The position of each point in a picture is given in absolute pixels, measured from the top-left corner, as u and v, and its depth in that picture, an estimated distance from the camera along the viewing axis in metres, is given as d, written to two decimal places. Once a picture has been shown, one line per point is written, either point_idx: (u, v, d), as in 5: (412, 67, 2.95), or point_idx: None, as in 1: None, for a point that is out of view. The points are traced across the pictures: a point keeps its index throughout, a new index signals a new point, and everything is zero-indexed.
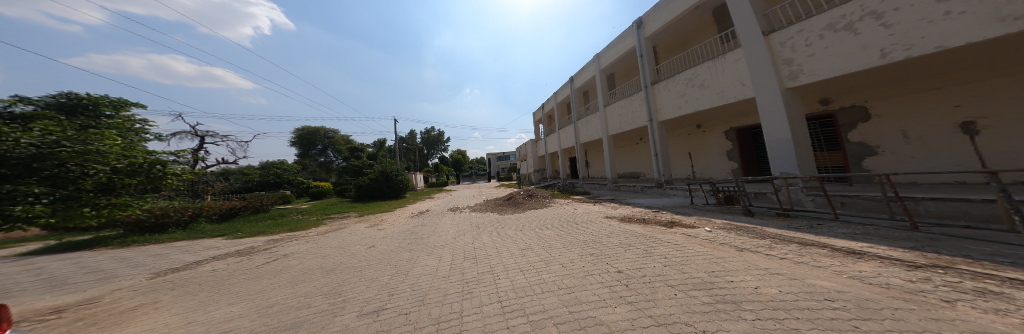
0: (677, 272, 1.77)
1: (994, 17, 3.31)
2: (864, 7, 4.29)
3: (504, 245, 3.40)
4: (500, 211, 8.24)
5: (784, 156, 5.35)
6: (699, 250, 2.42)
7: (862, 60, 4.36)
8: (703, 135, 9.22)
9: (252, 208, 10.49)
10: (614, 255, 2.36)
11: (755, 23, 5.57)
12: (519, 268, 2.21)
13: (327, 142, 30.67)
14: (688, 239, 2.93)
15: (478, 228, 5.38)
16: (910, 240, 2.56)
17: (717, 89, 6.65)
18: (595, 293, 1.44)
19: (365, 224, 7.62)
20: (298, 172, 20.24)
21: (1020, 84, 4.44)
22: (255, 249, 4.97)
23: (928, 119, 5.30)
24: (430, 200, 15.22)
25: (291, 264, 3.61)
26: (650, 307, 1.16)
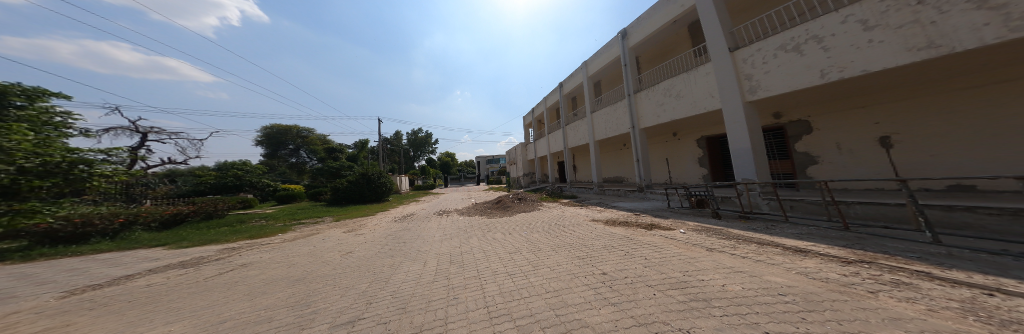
0: (656, 272, 1.89)
1: (904, 47, 3.94)
2: (808, 32, 4.91)
3: (493, 249, 3.39)
4: (488, 214, 8.17)
5: (746, 163, 5.92)
6: (675, 250, 2.61)
7: (807, 78, 4.97)
8: (678, 143, 9.92)
9: (204, 213, 9.55)
10: (600, 258, 2.46)
11: (723, 40, 6.15)
12: (507, 272, 2.22)
13: (300, 142, 28.23)
14: (665, 241, 3.14)
15: (466, 232, 5.30)
16: (844, 239, 2.97)
17: (690, 99, 7.20)
18: (581, 295, 1.49)
19: (341, 229, 7.15)
20: (261, 175, 18.57)
21: (922, 105, 5.33)
22: (205, 260, 4.45)
23: (857, 133, 6.15)
24: (413, 204, 14.66)
25: (249, 275, 3.27)
26: (631, 307, 1.23)
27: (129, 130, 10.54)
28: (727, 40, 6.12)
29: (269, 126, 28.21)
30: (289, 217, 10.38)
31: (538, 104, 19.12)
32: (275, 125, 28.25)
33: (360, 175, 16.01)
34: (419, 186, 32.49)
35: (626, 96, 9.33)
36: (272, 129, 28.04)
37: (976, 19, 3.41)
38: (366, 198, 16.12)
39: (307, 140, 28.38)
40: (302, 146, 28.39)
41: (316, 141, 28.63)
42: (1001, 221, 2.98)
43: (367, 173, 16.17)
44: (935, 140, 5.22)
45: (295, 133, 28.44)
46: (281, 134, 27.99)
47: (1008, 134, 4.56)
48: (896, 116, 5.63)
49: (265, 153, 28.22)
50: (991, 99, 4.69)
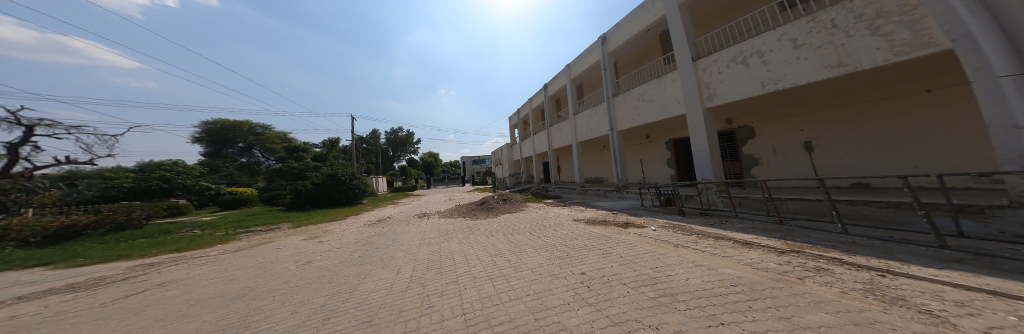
0: (630, 270, 2.05)
1: (823, 65, 4.69)
2: (753, 46, 5.59)
3: (474, 252, 3.37)
4: (472, 216, 8.07)
5: (705, 164, 6.60)
6: (647, 247, 2.85)
7: (752, 89, 5.68)
8: (650, 144, 10.70)
9: (113, 223, 8.04)
10: (580, 257, 2.59)
11: (688, 49, 6.71)
12: (488, 276, 2.22)
13: (254, 140, 24.92)
14: (638, 238, 3.41)
15: (448, 235, 5.17)
16: (781, 231, 3.49)
17: (660, 105, 7.78)
18: (560, 297, 1.56)
19: (301, 236, 6.51)
20: (200, 176, 16.02)
21: (834, 116, 6.42)
22: (109, 280, 3.71)
23: (787, 139, 7.23)
24: (390, 206, 13.89)
25: (169, 295, 2.81)
26: (607, 307, 1.32)
27: (3, 122, 8.24)
28: (691, 50, 6.71)
29: (212, 121, 24.27)
30: (235, 224, 9.06)
31: (523, 105, 19.23)
32: (221, 120, 24.45)
33: (327, 177, 14.62)
34: (397, 187, 30.71)
35: (606, 100, 9.81)
36: (216, 125, 24.22)
37: (871, 44, 4.17)
38: (333, 201, 14.72)
39: (261, 138, 25.08)
40: (255, 144, 24.94)
41: (273, 139, 25.44)
42: (889, 212, 3.74)
43: (335, 173, 14.78)
44: (843, 145, 6.33)
45: (247, 129, 24.96)
46: (227, 130, 24.30)
47: (891, 139, 5.72)
48: (817, 125, 6.70)
49: (206, 152, 24.06)
50: (881, 112, 5.81)
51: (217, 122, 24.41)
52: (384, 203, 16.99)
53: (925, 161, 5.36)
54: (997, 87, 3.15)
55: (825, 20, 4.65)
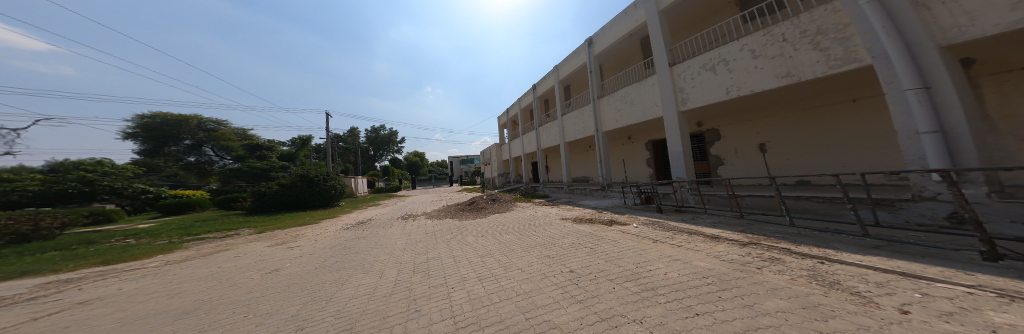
0: (615, 266, 2.17)
1: (776, 75, 5.26)
2: (720, 55, 6.10)
3: (463, 253, 3.33)
4: (460, 216, 7.95)
5: (680, 164, 7.12)
6: (629, 244, 3.03)
7: (718, 94, 6.20)
8: (632, 145, 11.28)
9: (14, 234, 6.69)
10: (569, 256, 2.68)
11: (665, 55, 7.12)
12: (477, 277, 2.21)
13: (204, 136, 21.24)
14: (622, 235, 3.61)
15: (435, 236, 5.04)
16: (741, 225, 3.93)
17: (641, 107, 8.20)
18: (550, 295, 1.61)
19: (267, 242, 5.92)
20: (135, 177, 13.99)
21: (783, 121, 7.28)
22: (11, 300, 3.07)
23: (746, 141, 8.06)
24: (370, 208, 13.14)
25: (97, 313, 2.41)
26: (595, 303, 1.40)
27: None
28: (667, 56, 7.13)
29: (148, 114, 19.91)
30: (181, 231, 7.90)
31: (512, 105, 19.23)
32: (159, 113, 20.21)
33: (297, 176, 13.55)
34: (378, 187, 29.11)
35: (593, 101, 10.16)
36: (153, 118, 19.92)
37: (813, 58, 4.76)
38: (304, 204, 13.61)
39: (214, 134, 21.43)
40: (206, 141, 21.28)
41: (230, 135, 21.91)
42: (822, 205, 4.39)
43: (306, 174, 13.68)
44: (790, 148, 7.19)
45: (195, 124, 21.21)
46: (170, 124, 20.34)
47: (826, 143, 6.58)
48: (769, 129, 7.55)
49: (141, 150, 19.78)
50: (817, 118, 6.70)
51: (155, 115, 20.12)
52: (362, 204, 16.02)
53: (851, 161, 6.26)
54: (906, 99, 3.79)
55: (778, 33, 5.20)
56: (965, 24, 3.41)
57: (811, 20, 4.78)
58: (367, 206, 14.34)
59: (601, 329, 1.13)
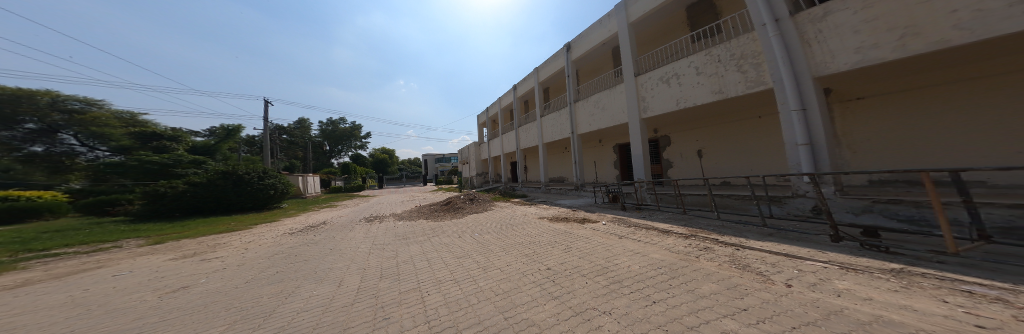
0: (587, 262, 2.36)
1: (712, 91, 6.19)
2: (673, 70, 6.96)
3: (439, 256, 3.27)
4: (436, 218, 7.69)
5: (640, 166, 7.86)
6: (598, 239, 3.39)
7: (670, 105, 7.07)
8: (602, 147, 12.12)
9: None
10: (546, 253, 2.85)
11: (632, 66, 7.89)
12: (454, 279, 2.18)
13: (64, 120, 14.45)
14: (593, 233, 3.97)
15: (408, 240, 4.73)
16: (685, 221, 4.73)
17: (611, 113, 8.94)
18: (528, 293, 1.68)
19: (175, 253, 4.71)
20: None
21: (714, 131, 8.63)
22: None
23: (687, 146, 9.40)
24: (324, 210, 11.58)
25: None
26: (569, 298, 1.53)
27: None
28: (633, 66, 7.91)
29: None
30: (15, 246, 5.65)
31: (495, 104, 19.51)
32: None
33: (217, 172, 11.55)
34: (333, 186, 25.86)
35: (570, 104, 10.69)
36: None
37: (737, 79, 5.78)
38: (217, 208, 11.41)
39: (79, 117, 14.58)
40: (65, 126, 14.38)
41: (107, 121, 15.19)
42: (733, 200, 5.46)
43: (230, 171, 11.70)
44: (720, 154, 8.50)
45: (47, 102, 14.31)
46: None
47: (743, 150, 7.92)
48: (704, 138, 8.91)
49: None
50: (735, 129, 8.10)
51: None
52: (310, 206, 13.91)
53: (757, 166, 7.60)
54: (793, 118, 4.96)
55: (715, 54, 6.11)
56: (829, 60, 4.67)
57: (737, 46, 5.78)
58: (317, 209, 12.52)
59: (579, 325, 1.25)
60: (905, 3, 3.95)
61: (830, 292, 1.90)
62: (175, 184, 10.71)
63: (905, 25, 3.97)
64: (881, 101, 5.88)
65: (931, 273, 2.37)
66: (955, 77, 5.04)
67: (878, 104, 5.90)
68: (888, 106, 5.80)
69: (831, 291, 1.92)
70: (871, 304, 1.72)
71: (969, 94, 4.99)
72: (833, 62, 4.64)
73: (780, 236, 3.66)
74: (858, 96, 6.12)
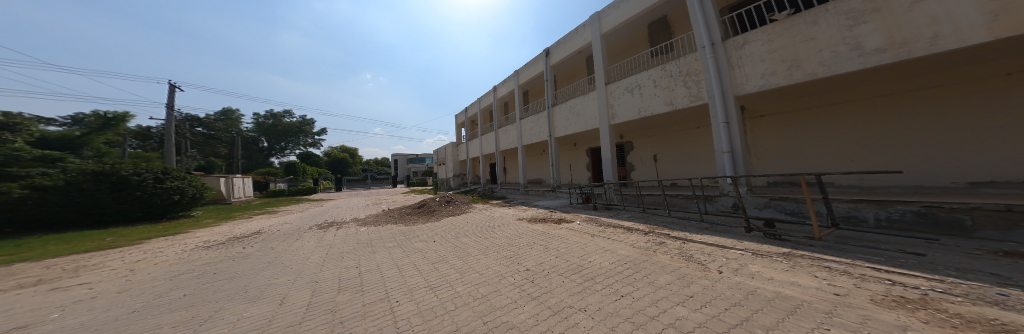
0: (563, 261, 2.80)
1: (666, 102, 7.01)
2: (634, 82, 7.74)
3: (411, 262, 3.26)
4: (408, 221, 7.26)
5: (609, 168, 8.43)
6: (574, 239, 3.76)
7: (632, 113, 7.82)
8: (576, 150, 12.71)
9: None
10: (524, 255, 3.20)
11: (603, 75, 8.60)
12: (429, 287, 2.28)
13: None
14: (569, 232, 4.26)
15: (373, 247, 4.31)
16: (645, 219, 5.41)
17: (584, 119, 9.53)
18: (507, 296, 1.90)
19: (12, 282, 3.40)
20: None
21: (666, 138, 9.77)
22: None
23: (646, 150, 10.45)
24: (261, 217, 9.79)
25: None
26: (546, 298, 1.82)
27: None
28: (604, 76, 8.62)
29: None
30: None
31: (473, 104, 19.22)
32: None
33: (82, 172, 8.65)
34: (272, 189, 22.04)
35: (548, 108, 11.10)
36: None
37: (683, 93, 6.66)
38: (74, 220, 8.47)
39: None
40: None
41: None
42: (678, 199, 6.34)
43: (107, 171, 8.93)
44: (671, 158, 9.62)
45: None
46: None
47: (688, 155, 9.12)
48: (658, 144, 10.02)
49: None
50: (682, 137, 9.28)
51: None
52: (239, 213, 11.54)
53: (698, 169, 8.83)
54: (721, 130, 5.93)
55: (667, 69, 6.93)
56: (744, 83, 5.75)
57: (683, 64, 6.64)
58: (247, 216, 10.45)
59: (557, 322, 1.41)
60: (793, 41, 5.09)
61: (747, 275, 2.35)
62: (6, 188, 7.36)
63: (792, 59, 5.13)
64: (778, 118, 7.41)
65: (810, 254, 3.08)
66: (822, 102, 6.66)
67: (776, 120, 7.44)
68: (782, 122, 7.34)
69: (747, 273, 2.38)
70: (773, 282, 2.19)
71: (829, 115, 6.63)
72: (748, 84, 5.69)
73: (713, 230, 4.39)
74: (763, 114, 7.65)
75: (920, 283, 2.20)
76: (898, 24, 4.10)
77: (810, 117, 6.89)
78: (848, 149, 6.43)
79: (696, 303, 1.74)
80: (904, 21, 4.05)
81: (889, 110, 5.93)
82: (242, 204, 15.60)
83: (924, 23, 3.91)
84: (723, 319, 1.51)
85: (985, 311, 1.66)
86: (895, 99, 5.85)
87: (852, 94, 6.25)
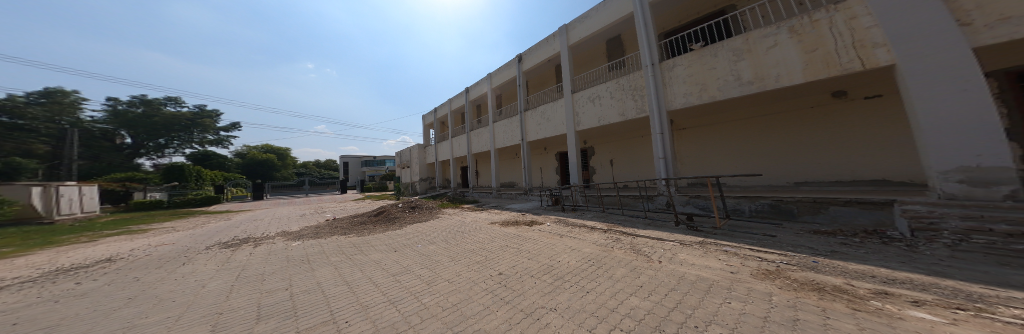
0: (535, 262, 2.85)
1: (620, 113, 7.86)
2: (594, 92, 8.49)
3: (370, 276, 2.85)
4: (362, 231, 6.37)
5: (574, 171, 8.95)
6: (544, 240, 3.88)
7: (593, 121, 8.55)
8: (546, 155, 13.19)
9: None
10: (497, 258, 3.13)
11: (570, 84, 9.23)
12: (390, 301, 2.04)
13: None
14: (540, 234, 4.36)
15: (311, 264, 3.59)
16: (607, 218, 5.91)
17: (553, 124, 9.99)
18: (480, 302, 1.84)
19: None
20: None
21: (619, 144, 10.92)
22: None
23: (604, 156, 11.49)
24: (116, 240, 7.00)
25: None
26: (518, 301, 1.80)
27: None
28: (571, 85, 9.24)
29: None
30: None
31: (443, 105, 18.36)
32: None
33: None
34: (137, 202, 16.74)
35: (521, 113, 11.29)
36: None
37: (631, 106, 7.59)
38: None
39: None
40: None
41: None
42: (630, 199, 7.14)
43: None
44: (624, 163, 10.77)
45: None
46: None
47: (635, 161, 10.38)
48: (613, 150, 11.15)
49: None
50: (631, 144, 10.50)
51: None
52: (74, 236, 8.04)
53: (643, 173, 10.13)
54: (658, 139, 6.90)
55: (621, 83, 7.81)
56: (671, 100, 6.86)
57: (633, 79, 7.56)
58: (87, 239, 7.32)
59: (531, 323, 1.41)
60: (703, 68, 6.33)
61: (679, 262, 2.79)
62: None
63: (702, 83, 6.37)
64: (693, 131, 9.05)
65: (716, 241, 3.82)
66: (720, 119, 8.40)
67: (693, 133, 9.07)
68: (696, 135, 8.98)
69: (680, 261, 2.82)
70: (697, 266, 2.64)
71: (724, 130, 8.40)
72: (675, 101, 6.80)
73: (654, 225, 5.09)
74: (684, 127, 9.25)
75: (775, 258, 2.98)
76: (763, 63, 5.52)
77: (713, 132, 8.59)
78: (735, 157, 8.20)
79: (644, 292, 1.96)
80: (763, 62, 5.52)
81: (759, 128, 7.80)
82: (74, 224, 10.85)
83: (774, 64, 5.40)
84: (666, 303, 1.74)
85: (811, 275, 2.38)
86: (761, 120, 7.75)
87: (739, 115, 8.04)
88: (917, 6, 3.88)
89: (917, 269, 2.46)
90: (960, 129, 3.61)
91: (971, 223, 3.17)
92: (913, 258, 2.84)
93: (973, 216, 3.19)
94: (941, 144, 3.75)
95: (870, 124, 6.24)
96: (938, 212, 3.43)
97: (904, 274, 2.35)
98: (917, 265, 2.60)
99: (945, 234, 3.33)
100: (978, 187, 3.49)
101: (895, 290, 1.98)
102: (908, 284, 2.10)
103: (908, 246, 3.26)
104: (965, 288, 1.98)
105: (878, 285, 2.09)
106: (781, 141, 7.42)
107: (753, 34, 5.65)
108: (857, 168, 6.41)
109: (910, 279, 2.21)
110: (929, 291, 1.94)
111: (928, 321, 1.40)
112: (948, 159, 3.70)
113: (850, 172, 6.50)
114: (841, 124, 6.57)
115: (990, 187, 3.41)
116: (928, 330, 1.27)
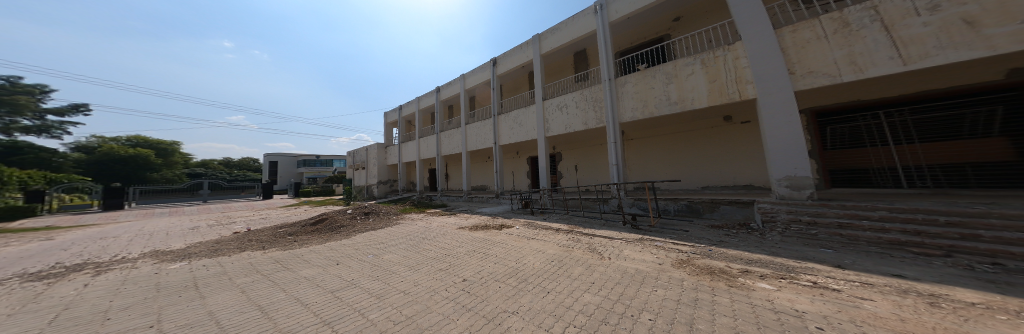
0: (501, 266, 2.79)
1: (584, 122, 8.44)
2: (561, 101, 9.02)
3: (296, 297, 2.33)
4: (296, 244, 5.35)
5: (545, 175, 9.21)
6: (513, 243, 3.83)
7: (560, 128, 9.01)
8: (518, 159, 13.36)
9: None
10: (463, 265, 2.94)
11: (542, 91, 9.57)
12: (327, 321, 1.72)
13: None
14: (510, 238, 4.30)
15: (207, 290, 2.79)
16: (576, 220, 6.19)
17: (525, 129, 10.19)
18: (440, 311, 1.69)
19: None
20: None
21: (581, 151, 11.75)
22: None
23: (569, 159, 12.18)
24: None
25: None
26: (477, 306, 1.72)
27: None
28: (543, 93, 9.60)
29: None
30: None
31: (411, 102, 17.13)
32: None
33: None
34: None
35: (494, 116, 11.25)
36: None
37: (592, 117, 8.27)
38: None
39: None
40: None
41: None
42: (591, 201, 7.70)
43: None
44: (586, 167, 11.57)
45: None
46: None
47: (594, 165, 11.31)
48: (576, 156, 11.92)
49: None
50: (593, 150, 11.36)
51: None
52: None
53: (600, 177, 11.03)
54: (613, 148, 7.55)
55: (584, 94, 8.45)
56: (622, 113, 7.67)
57: (594, 91, 8.27)
58: None
59: (491, 329, 1.34)
60: (645, 88, 7.27)
61: (624, 257, 3.08)
62: None
63: (645, 101, 7.29)
64: (637, 142, 10.25)
65: (651, 238, 4.32)
66: (656, 132, 9.76)
67: (637, 144, 10.27)
68: (639, 145, 10.21)
69: (624, 256, 3.11)
70: (633, 260, 2.94)
71: (659, 141, 9.71)
72: (625, 114, 7.62)
73: (607, 225, 5.55)
74: (631, 138, 10.41)
75: (687, 249, 3.52)
76: (684, 88, 6.59)
77: (649, 142, 9.93)
78: (665, 164, 9.57)
79: (595, 287, 2.07)
80: (683, 87, 6.60)
81: (681, 141, 9.22)
82: None
83: (690, 90, 6.48)
84: (610, 296, 1.87)
85: (708, 261, 2.85)
86: (686, 134, 9.14)
87: (670, 130, 9.44)
88: (771, 56, 5.25)
89: (761, 251, 3.21)
90: (795, 149, 4.90)
91: (791, 215, 4.34)
92: (760, 243, 3.67)
93: (792, 211, 4.38)
94: (781, 159, 5.04)
95: (749, 141, 7.95)
96: (773, 207, 4.58)
97: (754, 255, 3.02)
98: (762, 247, 3.40)
99: (778, 224, 4.44)
100: (795, 190, 4.89)
101: (753, 268, 2.52)
102: (758, 262, 2.70)
103: (759, 234, 4.27)
104: (785, 262, 2.65)
105: (744, 265, 2.62)
106: (694, 152, 8.94)
107: (678, 62, 6.71)
108: (737, 176, 8.14)
109: (759, 259, 2.84)
110: (769, 266, 2.55)
111: (767, 289, 1.84)
112: (783, 170, 5.02)
113: (733, 179, 8.21)
114: (731, 142, 8.25)
115: (801, 190, 4.83)
116: (769, 297, 1.67)
